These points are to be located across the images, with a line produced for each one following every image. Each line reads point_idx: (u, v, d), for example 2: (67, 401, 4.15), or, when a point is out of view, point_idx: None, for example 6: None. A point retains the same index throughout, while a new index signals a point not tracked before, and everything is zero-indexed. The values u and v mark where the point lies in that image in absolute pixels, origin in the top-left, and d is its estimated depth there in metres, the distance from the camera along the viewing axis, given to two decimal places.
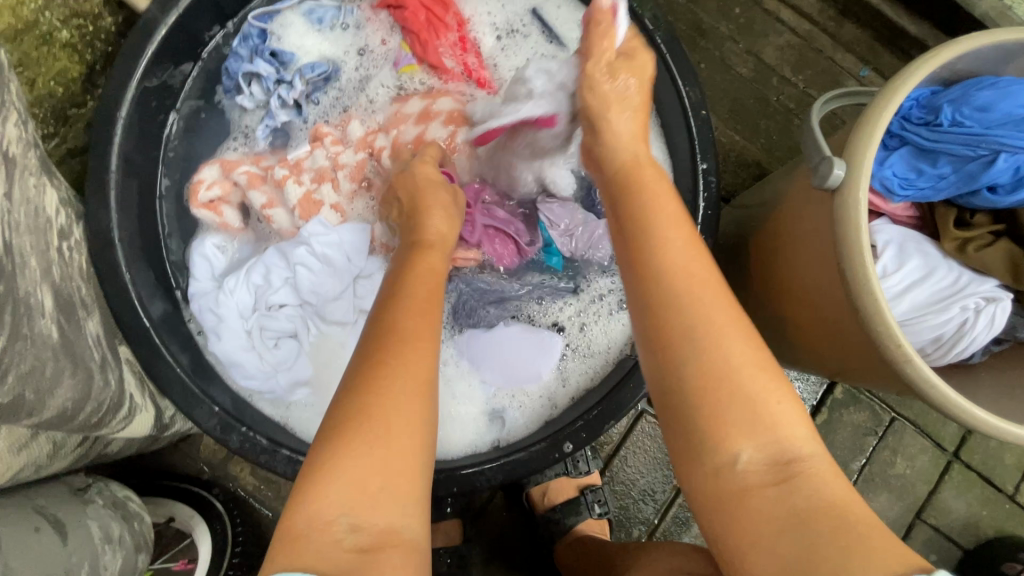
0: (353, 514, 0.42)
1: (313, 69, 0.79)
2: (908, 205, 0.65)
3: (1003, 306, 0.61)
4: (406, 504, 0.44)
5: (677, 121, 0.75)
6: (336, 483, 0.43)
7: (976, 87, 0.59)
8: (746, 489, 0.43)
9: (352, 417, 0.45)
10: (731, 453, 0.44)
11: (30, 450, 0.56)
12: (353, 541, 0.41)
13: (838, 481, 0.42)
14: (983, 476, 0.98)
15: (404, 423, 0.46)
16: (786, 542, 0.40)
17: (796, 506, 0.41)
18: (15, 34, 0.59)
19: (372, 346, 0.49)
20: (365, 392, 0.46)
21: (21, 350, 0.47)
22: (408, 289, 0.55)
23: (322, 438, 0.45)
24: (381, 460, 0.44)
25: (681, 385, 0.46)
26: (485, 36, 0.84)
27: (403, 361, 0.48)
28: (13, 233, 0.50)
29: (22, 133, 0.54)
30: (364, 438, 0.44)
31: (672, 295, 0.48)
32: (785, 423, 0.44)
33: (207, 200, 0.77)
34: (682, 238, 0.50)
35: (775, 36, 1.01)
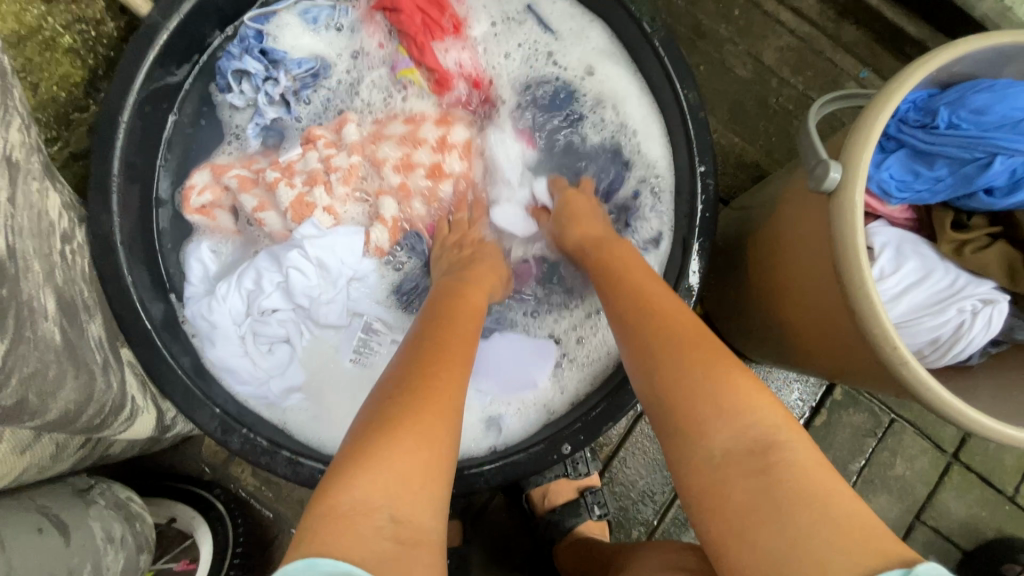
0: (394, 506, 0.43)
1: (299, 65, 0.79)
2: (905, 208, 0.65)
3: (1000, 308, 0.61)
4: (437, 506, 0.45)
5: (675, 123, 0.75)
6: (384, 473, 0.44)
7: (973, 89, 0.60)
8: (727, 479, 0.45)
9: (407, 410, 0.47)
10: (708, 445, 0.46)
11: (33, 451, 0.56)
12: (392, 531, 0.42)
13: (816, 468, 0.44)
14: (983, 477, 0.98)
15: (448, 430, 0.48)
16: (770, 532, 0.42)
17: (776, 495, 0.42)
18: (18, 40, 0.61)
19: (428, 356, 0.52)
20: (418, 394, 0.48)
21: (24, 353, 0.47)
22: (453, 314, 0.59)
23: (372, 427, 0.46)
24: (424, 459, 0.45)
25: (658, 395, 0.50)
26: (478, 25, 0.83)
27: (449, 373, 0.51)
28: (16, 237, 0.51)
29: (25, 138, 0.55)
30: (413, 435, 0.46)
31: (639, 316, 0.56)
32: (753, 411, 0.47)
33: (199, 205, 0.77)
34: (642, 274, 0.61)
35: (775, 37, 1.01)
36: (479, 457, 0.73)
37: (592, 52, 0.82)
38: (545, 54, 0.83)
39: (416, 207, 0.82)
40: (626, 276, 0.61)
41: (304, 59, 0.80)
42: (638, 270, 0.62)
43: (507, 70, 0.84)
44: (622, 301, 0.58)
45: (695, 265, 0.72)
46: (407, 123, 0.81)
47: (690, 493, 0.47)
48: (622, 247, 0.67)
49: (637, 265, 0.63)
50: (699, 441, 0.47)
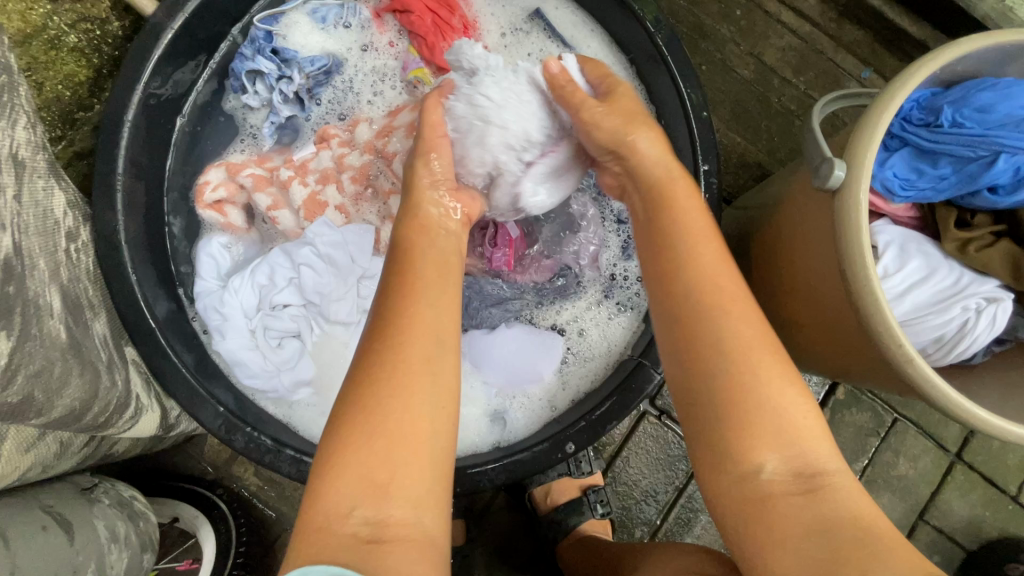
0: (364, 507, 0.43)
1: (313, 63, 0.79)
2: (909, 206, 0.65)
3: (1004, 306, 0.61)
4: (420, 498, 0.44)
5: (678, 122, 0.75)
6: (343, 476, 0.44)
7: (977, 88, 0.60)
8: (771, 497, 0.44)
9: (360, 410, 0.46)
10: (757, 464, 0.45)
11: (37, 449, 0.56)
12: (367, 533, 0.42)
13: (861, 493, 0.44)
14: (986, 477, 0.98)
15: (404, 412, 0.46)
16: (811, 545, 0.41)
17: (824, 515, 0.42)
18: (23, 39, 0.61)
19: (371, 335, 0.50)
20: (361, 385, 0.47)
21: (31, 350, 0.47)
22: (420, 272, 0.54)
23: (339, 430, 0.45)
24: (381, 451, 0.44)
25: (709, 398, 0.47)
26: (489, 33, 0.84)
27: (398, 349, 0.48)
28: (22, 235, 0.51)
29: (31, 136, 0.55)
30: (364, 431, 0.45)
31: (702, 312, 0.49)
32: (811, 440, 0.46)
33: (213, 201, 0.78)
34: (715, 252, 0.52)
35: (777, 37, 1.01)
36: (483, 456, 0.73)
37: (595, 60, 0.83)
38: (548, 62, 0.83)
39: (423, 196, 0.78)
40: (696, 253, 0.52)
41: (317, 57, 0.80)
42: (708, 246, 0.52)
43: None
44: (692, 286, 0.50)
45: None
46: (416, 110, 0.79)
47: (725, 502, 0.46)
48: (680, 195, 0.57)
49: (704, 235, 0.53)
50: (748, 458, 0.45)
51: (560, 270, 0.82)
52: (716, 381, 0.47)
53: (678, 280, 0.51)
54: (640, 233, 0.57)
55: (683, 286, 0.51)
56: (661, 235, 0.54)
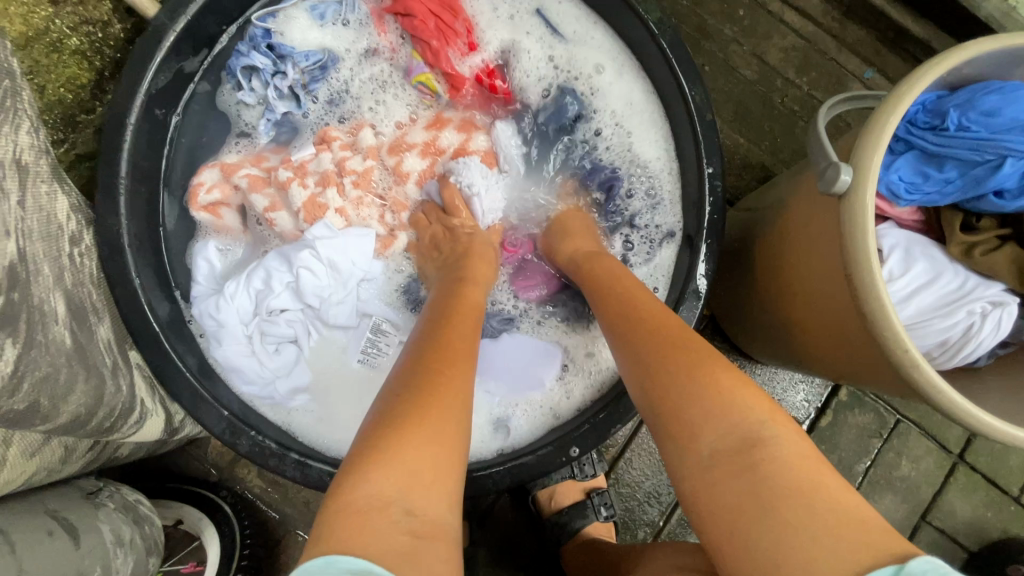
0: (409, 500, 0.42)
1: (307, 57, 0.79)
2: (914, 210, 0.65)
3: (1010, 310, 0.61)
4: (451, 502, 0.45)
5: (683, 125, 0.75)
6: (398, 468, 0.43)
7: (983, 91, 0.59)
8: (715, 479, 0.44)
9: (407, 409, 0.46)
10: (698, 448, 0.46)
11: (42, 454, 0.56)
12: (408, 525, 0.41)
13: (803, 461, 0.43)
14: (987, 478, 0.98)
15: (459, 428, 0.47)
16: (756, 532, 0.41)
17: (762, 493, 0.42)
18: (25, 41, 0.61)
19: (433, 358, 0.52)
20: (428, 393, 0.48)
21: (36, 357, 0.47)
22: (455, 312, 0.60)
23: (381, 426, 0.46)
24: (435, 452, 0.45)
25: (653, 398, 0.50)
26: (484, 18, 0.83)
27: (458, 373, 0.51)
28: (26, 241, 0.50)
29: (34, 141, 0.55)
30: (428, 431, 0.45)
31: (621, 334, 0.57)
32: (746, 410, 0.46)
33: (207, 203, 0.78)
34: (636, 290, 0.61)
35: (779, 38, 1.01)
36: (486, 460, 0.73)
37: (602, 57, 0.82)
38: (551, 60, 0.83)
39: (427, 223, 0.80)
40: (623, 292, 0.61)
41: (312, 51, 0.79)
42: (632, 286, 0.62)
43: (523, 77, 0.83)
44: (616, 315, 0.59)
45: (704, 269, 0.72)
46: (431, 130, 0.81)
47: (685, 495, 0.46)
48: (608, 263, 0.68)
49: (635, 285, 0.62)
50: (690, 445, 0.46)
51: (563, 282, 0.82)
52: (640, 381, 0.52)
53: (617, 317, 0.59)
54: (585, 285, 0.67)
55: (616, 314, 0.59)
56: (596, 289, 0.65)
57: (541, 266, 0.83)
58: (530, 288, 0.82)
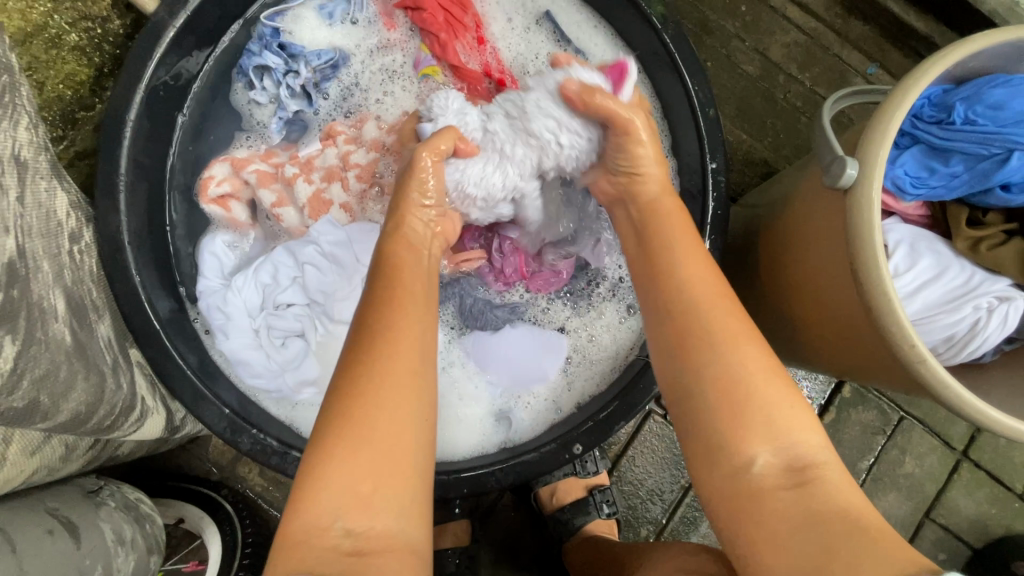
0: (347, 519, 0.43)
1: (319, 56, 0.78)
2: (920, 204, 0.64)
3: (1016, 305, 0.60)
4: (399, 508, 0.44)
5: (686, 122, 0.75)
6: (330, 490, 0.43)
7: (989, 85, 0.59)
8: (761, 491, 0.45)
9: (337, 421, 0.45)
10: (749, 458, 0.45)
11: (43, 453, 0.56)
12: (349, 545, 0.42)
13: (847, 487, 0.44)
14: (991, 475, 0.98)
15: (389, 426, 0.45)
16: (798, 543, 0.42)
17: (813, 510, 0.43)
18: (24, 37, 0.62)
19: (357, 351, 0.48)
20: (348, 398, 0.46)
21: (35, 354, 0.47)
22: (392, 279, 0.55)
23: (315, 442, 0.45)
24: (372, 464, 0.44)
25: (701, 397, 0.47)
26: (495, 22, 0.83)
27: (387, 362, 0.47)
28: (25, 237, 0.50)
29: (33, 137, 0.54)
30: (348, 443, 0.44)
31: (681, 303, 0.51)
32: (802, 431, 0.46)
33: (217, 196, 0.78)
34: (690, 254, 0.54)
35: (782, 33, 1.00)
36: (489, 457, 0.72)
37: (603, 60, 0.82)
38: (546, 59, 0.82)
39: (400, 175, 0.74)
40: (675, 254, 0.55)
41: (324, 50, 0.79)
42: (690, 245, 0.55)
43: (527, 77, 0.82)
44: (678, 276, 0.52)
45: None
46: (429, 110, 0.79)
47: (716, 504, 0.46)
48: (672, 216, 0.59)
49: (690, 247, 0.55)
50: (739, 456, 0.45)
51: (574, 279, 0.82)
52: (705, 358, 0.48)
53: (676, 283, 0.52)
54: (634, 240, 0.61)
55: (675, 282, 0.52)
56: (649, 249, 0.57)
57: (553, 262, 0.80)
58: (541, 283, 0.81)
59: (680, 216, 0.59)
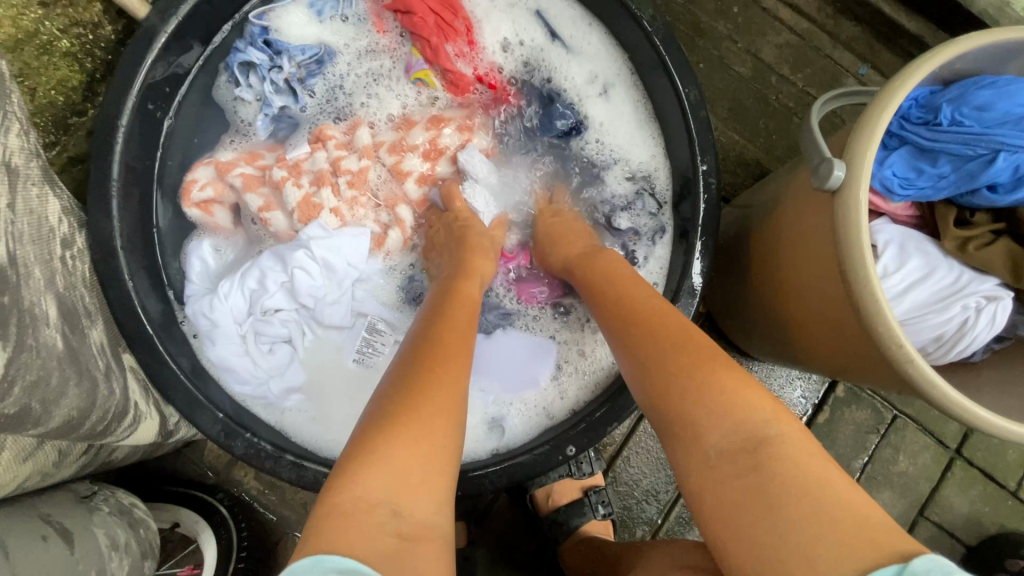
0: (395, 502, 0.42)
1: (304, 51, 0.79)
2: (908, 205, 0.65)
3: (1004, 304, 0.61)
4: (441, 501, 0.45)
5: (676, 123, 0.75)
6: (385, 472, 0.43)
7: (975, 86, 0.59)
8: (717, 479, 0.45)
9: (398, 406, 0.46)
10: (703, 446, 0.46)
11: (36, 459, 0.56)
12: (395, 527, 0.41)
13: (809, 458, 0.43)
14: (985, 472, 0.98)
15: (442, 419, 0.47)
16: (761, 528, 0.42)
17: (766, 490, 0.42)
18: (15, 45, 0.61)
19: (427, 351, 0.51)
20: (416, 388, 0.48)
21: (26, 361, 0.47)
22: (455, 302, 0.60)
23: (372, 424, 0.46)
24: (426, 452, 0.45)
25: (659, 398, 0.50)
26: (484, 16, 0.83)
27: (443, 366, 0.50)
28: (17, 243, 0.50)
29: (24, 143, 0.55)
30: (411, 431, 0.45)
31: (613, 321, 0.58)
32: (748, 409, 0.46)
33: (200, 200, 0.77)
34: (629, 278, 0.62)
35: (774, 35, 1.01)
36: (482, 459, 0.73)
37: (591, 54, 0.82)
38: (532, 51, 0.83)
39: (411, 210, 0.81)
40: (614, 279, 0.62)
41: (309, 45, 0.80)
42: (629, 275, 0.63)
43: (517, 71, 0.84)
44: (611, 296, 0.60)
45: (699, 265, 0.72)
46: (430, 129, 0.80)
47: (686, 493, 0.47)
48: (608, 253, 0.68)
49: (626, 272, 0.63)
50: (695, 445, 0.47)
51: (565, 296, 0.81)
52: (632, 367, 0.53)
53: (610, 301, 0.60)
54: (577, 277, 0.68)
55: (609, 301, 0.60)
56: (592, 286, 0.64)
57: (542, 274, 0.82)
58: (532, 293, 0.81)
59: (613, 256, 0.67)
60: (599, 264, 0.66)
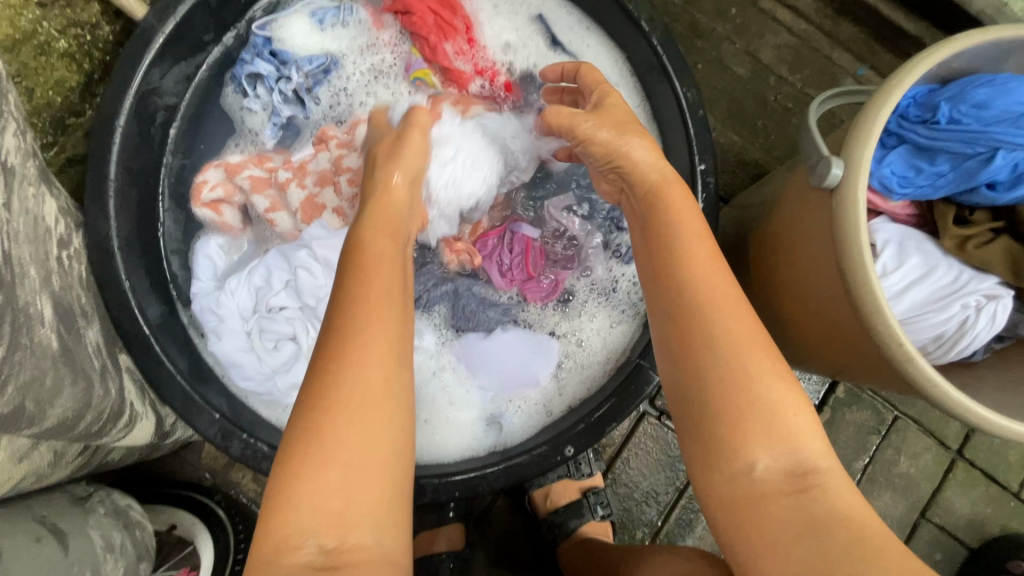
0: (320, 535, 0.42)
1: (311, 62, 0.79)
2: (907, 204, 0.64)
3: (1004, 303, 0.61)
4: (376, 520, 0.44)
5: (674, 121, 0.75)
6: (300, 505, 0.42)
7: (973, 84, 0.59)
8: (764, 496, 0.44)
9: (307, 431, 0.44)
10: (750, 463, 0.45)
11: (31, 459, 0.55)
12: (321, 560, 0.41)
13: (851, 495, 0.44)
14: (986, 473, 0.98)
15: (360, 435, 0.44)
16: (800, 548, 0.42)
17: (814, 515, 0.43)
18: (13, 45, 0.60)
19: (322, 355, 0.47)
20: (317, 406, 0.45)
21: (21, 360, 0.47)
22: (371, 270, 0.52)
23: (288, 452, 0.44)
24: (344, 478, 0.43)
25: (710, 415, 0.46)
26: (484, 14, 0.83)
27: (355, 371, 0.46)
28: (12, 242, 0.50)
29: (20, 143, 0.54)
30: (317, 459, 0.43)
31: (687, 307, 0.49)
32: (806, 437, 0.45)
33: (210, 200, 0.78)
34: (704, 250, 0.51)
35: (772, 35, 1.01)
36: (482, 460, 0.72)
37: (592, 49, 0.82)
38: (535, 47, 0.83)
39: None
40: (688, 245, 0.51)
41: (315, 55, 0.80)
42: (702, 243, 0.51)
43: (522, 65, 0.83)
44: (685, 276, 0.50)
45: None
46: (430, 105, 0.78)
47: (717, 507, 0.46)
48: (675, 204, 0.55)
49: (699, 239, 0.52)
50: (742, 460, 0.45)
51: (569, 290, 0.81)
52: (708, 367, 0.47)
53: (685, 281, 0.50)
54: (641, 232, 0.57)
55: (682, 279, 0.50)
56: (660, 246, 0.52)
57: (550, 272, 0.80)
58: (536, 293, 0.80)
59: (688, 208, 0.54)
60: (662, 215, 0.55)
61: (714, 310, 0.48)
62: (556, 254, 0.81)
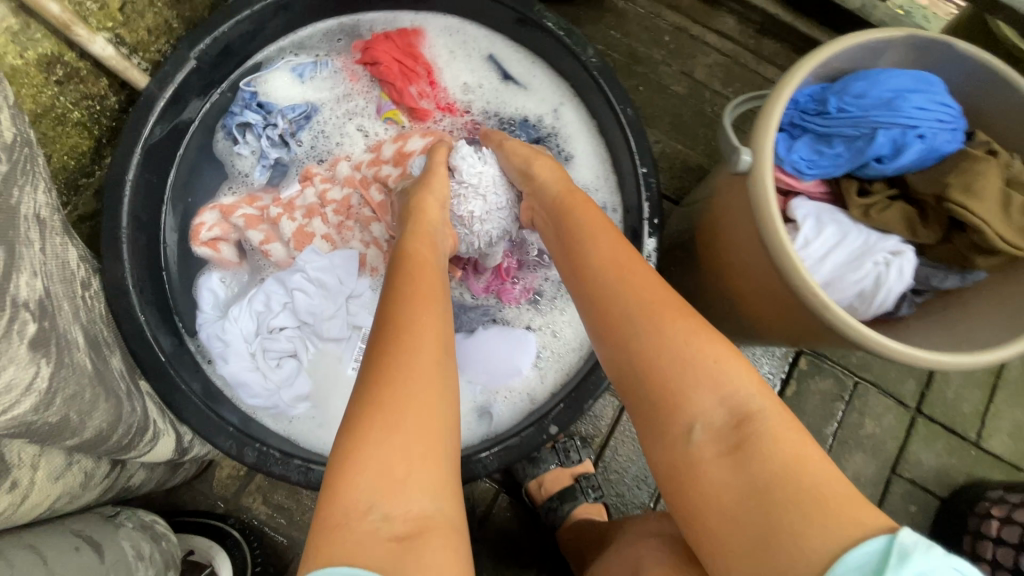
0: (383, 505, 0.47)
1: (293, 110, 0.89)
2: (818, 183, 0.75)
3: (908, 257, 0.70)
4: (434, 489, 0.49)
5: (616, 134, 0.86)
6: (363, 478, 0.48)
7: (854, 80, 0.71)
8: (704, 458, 0.50)
9: (369, 413, 0.50)
10: (693, 417, 0.51)
11: (67, 477, 0.61)
12: (388, 528, 0.46)
13: (786, 433, 0.49)
14: (946, 427, 1.06)
15: (417, 414, 0.50)
16: (742, 501, 0.47)
17: (754, 477, 0.47)
18: (35, 117, 0.69)
19: (379, 345, 0.54)
20: (381, 391, 0.51)
21: (65, 377, 0.54)
22: (416, 275, 0.62)
23: (350, 437, 0.50)
24: (403, 451, 0.49)
25: (652, 376, 0.54)
26: (443, 60, 0.95)
27: (413, 353, 0.53)
28: (49, 280, 0.58)
29: (50, 198, 0.63)
30: (377, 434, 0.49)
31: (607, 294, 0.59)
32: (737, 380, 0.51)
33: (208, 239, 0.86)
34: (613, 245, 0.63)
35: (703, 56, 1.15)
36: (476, 445, 0.79)
37: (540, 84, 0.94)
38: (489, 84, 0.95)
39: (375, 228, 0.87)
40: (591, 246, 0.64)
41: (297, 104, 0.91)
42: (605, 241, 0.64)
43: (481, 102, 0.95)
44: (593, 264, 0.63)
45: (650, 249, 0.81)
46: (397, 141, 0.88)
47: (666, 479, 0.53)
48: (591, 212, 0.68)
49: (608, 243, 0.63)
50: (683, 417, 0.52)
51: (540, 288, 0.90)
52: (636, 335, 0.55)
53: (594, 272, 0.62)
54: (560, 252, 0.68)
55: (587, 273, 0.62)
56: (567, 252, 0.66)
57: (522, 276, 0.90)
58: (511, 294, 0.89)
59: (585, 204, 0.69)
60: (570, 224, 0.68)
61: (630, 278, 0.59)
62: (526, 265, 0.90)
